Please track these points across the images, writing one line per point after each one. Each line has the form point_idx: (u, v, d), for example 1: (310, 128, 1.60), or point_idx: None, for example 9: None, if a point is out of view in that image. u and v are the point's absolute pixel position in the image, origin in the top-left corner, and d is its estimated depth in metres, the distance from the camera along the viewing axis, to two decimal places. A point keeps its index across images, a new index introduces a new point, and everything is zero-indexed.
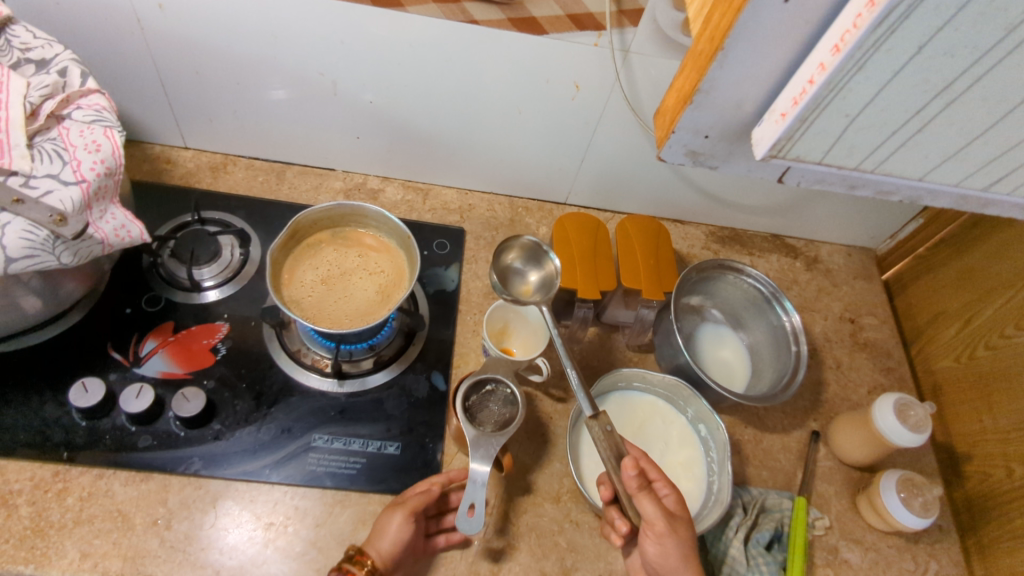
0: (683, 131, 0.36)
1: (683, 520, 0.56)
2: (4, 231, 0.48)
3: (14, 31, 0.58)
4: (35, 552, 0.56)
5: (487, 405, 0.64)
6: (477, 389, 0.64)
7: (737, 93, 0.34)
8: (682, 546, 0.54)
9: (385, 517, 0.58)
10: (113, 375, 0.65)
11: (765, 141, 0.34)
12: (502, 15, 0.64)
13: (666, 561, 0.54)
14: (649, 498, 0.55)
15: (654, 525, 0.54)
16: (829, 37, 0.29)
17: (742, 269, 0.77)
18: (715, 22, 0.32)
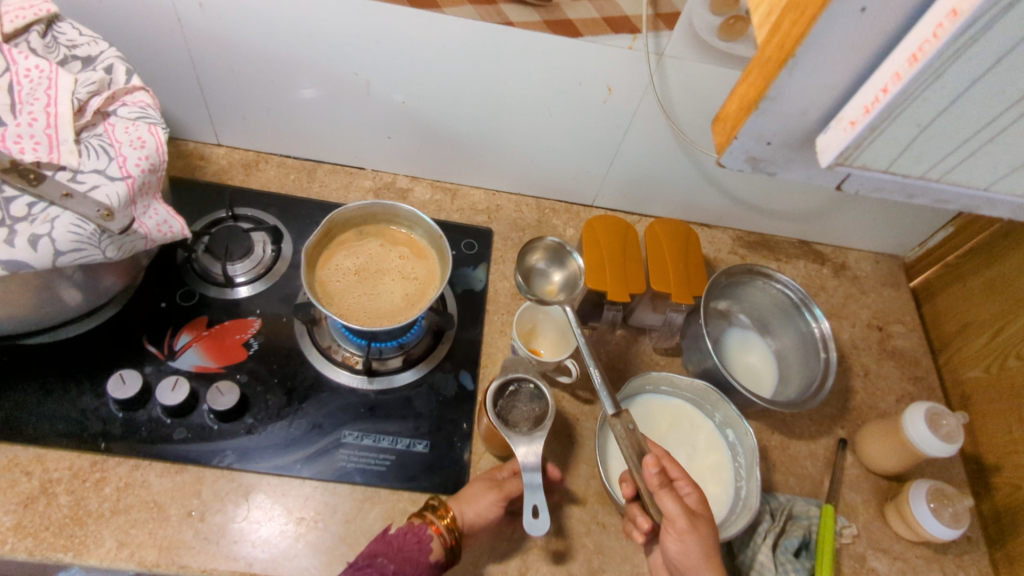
0: (743, 139, 0.34)
1: (705, 520, 0.56)
2: (53, 224, 0.49)
3: (60, 28, 0.59)
4: (75, 540, 0.57)
5: (515, 405, 0.63)
6: (501, 392, 0.63)
7: (804, 104, 0.31)
8: (704, 544, 0.54)
9: (478, 489, 0.61)
10: (148, 367, 0.67)
11: (830, 150, 0.32)
12: (537, 18, 0.64)
13: (687, 559, 0.54)
14: (670, 496, 0.55)
15: (675, 521, 0.54)
16: (906, 45, 0.27)
17: (771, 274, 0.77)
18: (782, 27, 0.30)
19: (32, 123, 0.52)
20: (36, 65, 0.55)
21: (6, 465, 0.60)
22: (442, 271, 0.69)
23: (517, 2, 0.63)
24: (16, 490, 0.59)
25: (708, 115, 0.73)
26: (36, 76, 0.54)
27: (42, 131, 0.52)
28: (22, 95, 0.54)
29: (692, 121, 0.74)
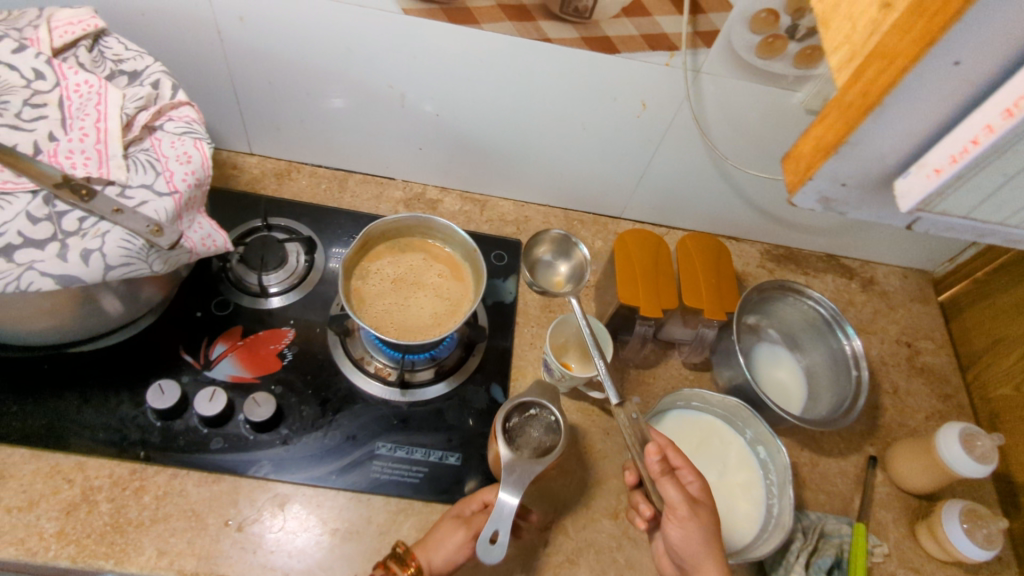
0: (815, 183, 0.31)
1: (706, 506, 0.57)
2: (104, 239, 0.50)
3: (106, 42, 0.60)
4: (115, 548, 0.58)
5: (529, 430, 0.61)
6: (520, 412, 0.62)
7: (884, 150, 0.29)
8: (704, 531, 0.55)
9: (445, 530, 0.59)
10: (185, 377, 0.67)
11: (910, 198, 0.29)
12: (575, 35, 0.64)
13: (688, 545, 0.55)
14: (672, 484, 0.55)
15: (677, 510, 0.55)
16: (1000, 98, 0.25)
17: (803, 290, 0.76)
18: (865, 73, 0.28)
19: (83, 139, 0.53)
20: (85, 80, 0.56)
21: (49, 473, 0.61)
22: (477, 291, 0.69)
23: (556, 19, 0.63)
24: (58, 496, 0.60)
25: (742, 131, 0.73)
26: (86, 91, 0.55)
27: (93, 145, 0.53)
28: (72, 110, 0.55)
29: (725, 137, 0.74)
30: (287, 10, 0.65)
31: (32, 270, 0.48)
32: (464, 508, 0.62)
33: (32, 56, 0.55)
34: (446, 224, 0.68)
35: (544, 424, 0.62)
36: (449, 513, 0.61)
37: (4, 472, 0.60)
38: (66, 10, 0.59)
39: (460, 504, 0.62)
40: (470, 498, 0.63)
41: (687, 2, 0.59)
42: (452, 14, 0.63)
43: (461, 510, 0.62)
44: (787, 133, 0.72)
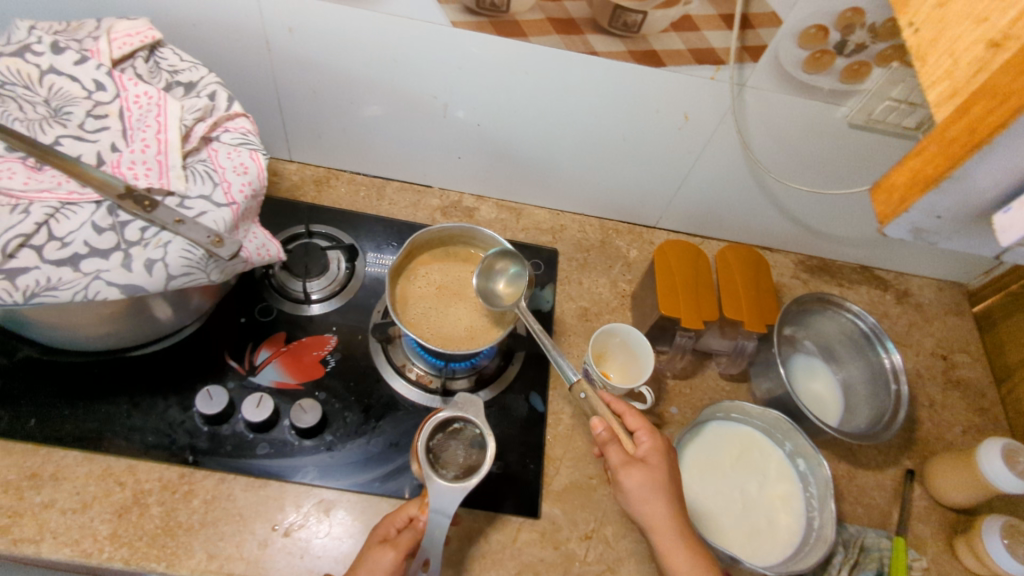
0: (913, 213, 0.29)
1: (659, 463, 0.56)
2: (167, 249, 0.51)
3: (162, 54, 0.61)
4: (167, 550, 0.59)
5: (451, 445, 0.61)
6: (443, 427, 0.61)
7: (989, 183, 0.27)
8: (651, 484, 0.54)
9: (371, 554, 0.53)
10: (231, 383, 0.68)
11: (1011, 232, 0.28)
12: (622, 48, 0.64)
13: (633, 500, 0.54)
14: (615, 448, 0.56)
15: (619, 471, 0.55)
16: None
17: (842, 303, 0.77)
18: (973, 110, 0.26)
19: (145, 149, 0.54)
20: (145, 91, 0.57)
21: (101, 475, 0.62)
22: (518, 306, 0.71)
23: (604, 32, 0.63)
24: (111, 499, 0.61)
25: (783, 144, 0.73)
26: (145, 102, 0.56)
27: (154, 156, 0.54)
28: (132, 121, 0.56)
29: (766, 149, 0.74)
30: (337, 22, 0.65)
31: (100, 279, 0.49)
32: (388, 528, 0.57)
33: (94, 68, 0.56)
34: (492, 236, 0.71)
35: (467, 438, 0.62)
36: (371, 535, 0.56)
37: (59, 474, 0.61)
38: (125, 22, 0.60)
39: (384, 523, 0.57)
40: (394, 515, 0.58)
41: (737, 18, 0.60)
42: (500, 27, 0.64)
43: (385, 529, 0.57)
44: (828, 147, 0.72)
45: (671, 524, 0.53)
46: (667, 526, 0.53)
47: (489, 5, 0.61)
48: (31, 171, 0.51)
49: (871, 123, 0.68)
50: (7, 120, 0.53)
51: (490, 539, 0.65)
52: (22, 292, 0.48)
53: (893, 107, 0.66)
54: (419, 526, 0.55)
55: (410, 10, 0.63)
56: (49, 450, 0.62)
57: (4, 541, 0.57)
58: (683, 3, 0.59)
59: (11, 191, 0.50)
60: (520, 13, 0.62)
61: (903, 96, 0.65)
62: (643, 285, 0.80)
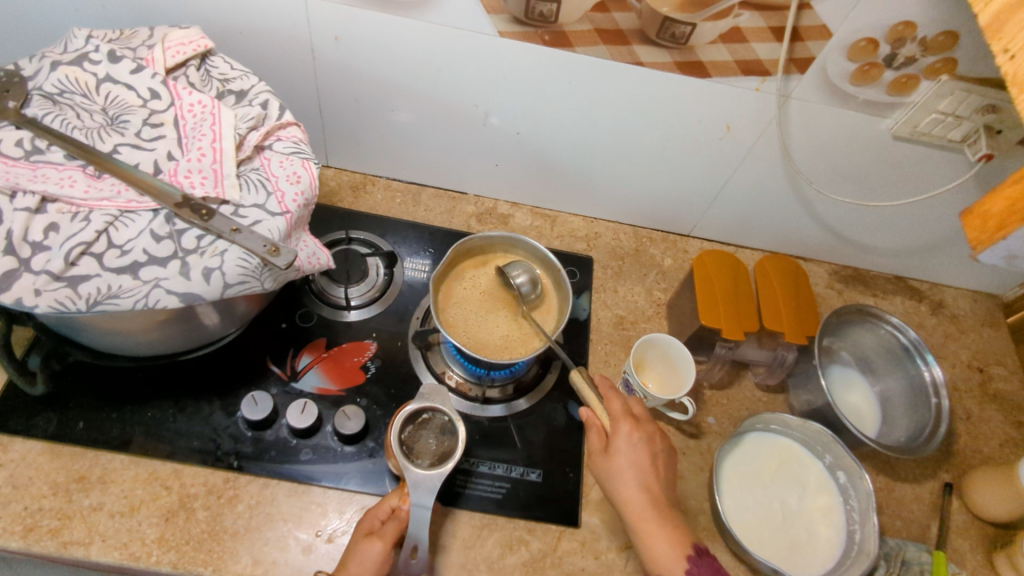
0: (1014, 240, 0.30)
1: (631, 441, 0.60)
2: (223, 258, 0.51)
3: (214, 62, 0.61)
4: (213, 555, 0.60)
5: (423, 436, 0.62)
6: (411, 419, 0.63)
7: None
8: (620, 464, 0.59)
9: (359, 548, 0.56)
10: (274, 388, 0.69)
11: None
12: (669, 59, 0.64)
13: (606, 478, 0.60)
14: (594, 433, 0.62)
15: (595, 454, 0.61)
16: None
17: (883, 316, 0.77)
18: None
19: (200, 158, 0.55)
20: (199, 100, 0.57)
21: (147, 479, 0.63)
22: (559, 317, 0.72)
23: (651, 43, 0.63)
24: (158, 503, 0.62)
25: (825, 155, 0.73)
26: (199, 111, 0.57)
27: (209, 165, 0.55)
28: (187, 129, 0.56)
29: (807, 159, 0.74)
30: (384, 32, 0.66)
31: (159, 287, 0.49)
32: (372, 521, 0.59)
33: (149, 76, 0.57)
34: (535, 245, 0.71)
35: (436, 426, 0.63)
36: (358, 529, 0.59)
37: (106, 477, 0.62)
38: (178, 30, 0.60)
39: (368, 517, 0.59)
40: (376, 508, 0.60)
41: (787, 30, 0.59)
42: (547, 37, 0.64)
43: (369, 523, 0.59)
44: (870, 158, 0.72)
45: (637, 499, 0.57)
46: (633, 500, 0.57)
47: (537, 16, 0.62)
48: (91, 179, 0.52)
49: (916, 136, 0.68)
50: (66, 128, 0.54)
51: (531, 547, 0.65)
52: (84, 299, 0.48)
53: (940, 119, 0.65)
54: (402, 516, 0.58)
55: (458, 20, 0.63)
56: (97, 453, 0.63)
57: (55, 544, 0.58)
58: (732, 15, 0.59)
59: (72, 200, 0.51)
60: (568, 24, 0.62)
61: (951, 109, 0.64)
62: (680, 294, 0.80)
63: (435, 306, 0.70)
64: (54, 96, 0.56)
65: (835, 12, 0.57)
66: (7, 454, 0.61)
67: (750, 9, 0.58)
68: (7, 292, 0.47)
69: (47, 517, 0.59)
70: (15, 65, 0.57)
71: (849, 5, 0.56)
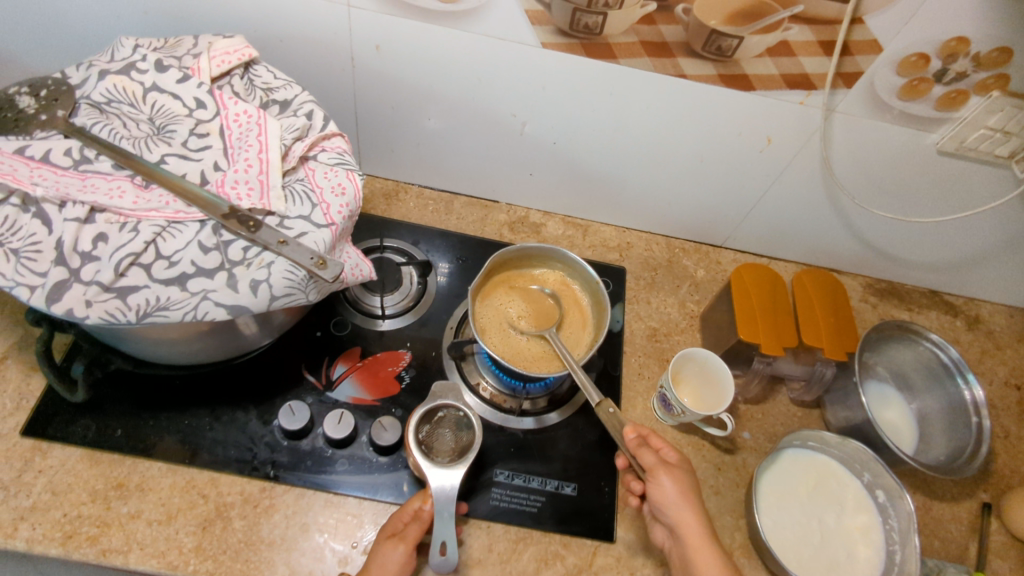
0: None
1: (685, 471, 0.60)
2: (270, 270, 0.51)
3: (257, 71, 0.61)
4: (251, 565, 0.60)
5: (440, 433, 0.64)
6: (428, 418, 0.64)
7: None
8: (681, 486, 0.58)
9: (381, 550, 0.56)
10: (310, 397, 0.69)
11: None
12: (713, 71, 0.63)
13: (666, 497, 0.57)
14: (647, 451, 0.59)
15: (654, 472, 0.58)
16: None
17: (922, 332, 0.76)
18: None
19: (247, 169, 0.54)
20: (244, 110, 0.57)
21: (185, 487, 0.63)
22: (597, 333, 0.71)
23: (696, 56, 0.62)
24: (195, 511, 0.61)
25: (867, 169, 0.72)
26: (245, 121, 0.57)
27: (256, 176, 0.54)
28: (233, 139, 0.56)
29: (848, 173, 0.73)
30: (426, 42, 0.65)
31: (208, 299, 0.49)
32: (395, 523, 0.59)
33: (195, 86, 0.57)
34: (577, 258, 0.72)
35: (450, 421, 0.65)
36: (382, 532, 0.58)
37: (144, 485, 0.62)
38: (223, 39, 0.60)
39: (391, 519, 0.59)
40: (399, 511, 0.60)
41: (837, 45, 0.59)
42: (591, 49, 0.63)
43: (393, 525, 0.59)
44: (913, 174, 0.71)
45: (698, 522, 0.56)
46: (695, 523, 0.56)
47: (583, 28, 0.61)
48: (139, 190, 0.52)
49: (962, 151, 0.67)
50: (114, 138, 0.54)
51: (566, 562, 0.64)
52: (134, 311, 0.48)
53: (988, 135, 0.64)
54: (424, 517, 0.58)
55: (501, 31, 0.62)
56: (135, 460, 0.63)
57: (94, 551, 0.58)
58: (782, 29, 0.58)
59: (121, 210, 0.50)
60: (612, 36, 0.61)
61: (1000, 125, 0.63)
62: (715, 307, 0.79)
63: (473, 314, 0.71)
64: (102, 105, 0.56)
65: (887, 27, 0.57)
66: (46, 460, 0.62)
67: (800, 23, 0.57)
68: (58, 302, 0.47)
69: (86, 524, 0.59)
70: (62, 73, 0.58)
71: (902, 20, 0.56)
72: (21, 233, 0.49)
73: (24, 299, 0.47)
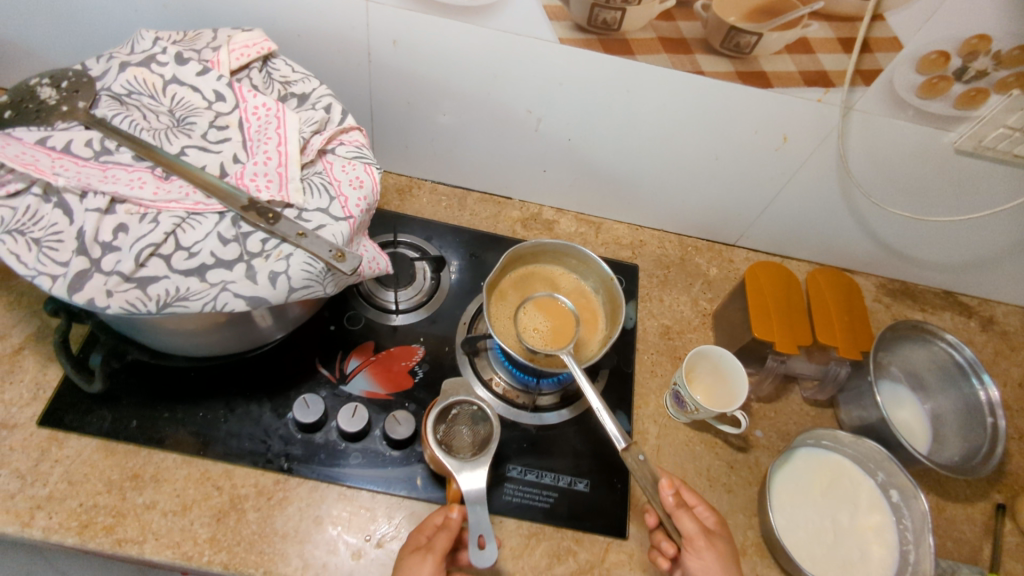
0: None
1: (724, 540, 0.58)
2: (289, 262, 0.51)
3: (275, 64, 0.61)
4: (265, 556, 0.60)
5: (457, 430, 0.64)
6: (444, 418, 0.65)
7: None
8: (721, 559, 0.56)
9: (409, 565, 0.53)
10: (324, 391, 0.69)
11: None
12: (730, 68, 0.63)
13: (707, 570, 0.55)
14: (688, 516, 0.57)
15: (694, 540, 0.56)
16: None
17: (937, 332, 0.76)
18: None
19: (267, 162, 0.55)
20: (263, 103, 0.57)
21: (199, 478, 0.63)
22: (610, 329, 0.72)
23: (713, 53, 0.62)
24: (209, 503, 0.62)
25: (883, 168, 0.72)
26: (264, 114, 0.57)
27: (275, 169, 0.55)
28: (251, 132, 0.56)
29: (864, 171, 0.73)
30: (444, 38, 0.65)
31: (227, 290, 0.49)
32: (419, 537, 0.57)
33: (215, 78, 0.57)
34: (592, 255, 0.71)
35: (465, 418, 0.65)
36: (404, 548, 0.56)
37: (159, 476, 0.62)
38: (242, 33, 0.61)
39: (414, 534, 0.57)
40: (421, 526, 0.58)
41: (857, 42, 0.58)
42: (609, 45, 0.63)
43: (416, 540, 0.56)
44: (930, 173, 0.71)
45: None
46: None
47: (601, 24, 0.61)
48: (159, 181, 0.52)
49: (980, 150, 0.67)
50: (134, 129, 0.55)
51: (579, 558, 0.64)
52: (154, 301, 0.48)
53: (1007, 134, 0.64)
54: (452, 525, 0.56)
55: (520, 27, 0.63)
56: (150, 451, 0.63)
57: (110, 541, 0.58)
58: (802, 26, 0.58)
59: (141, 201, 0.51)
60: (630, 32, 0.61)
61: (1020, 124, 0.63)
62: (728, 305, 0.79)
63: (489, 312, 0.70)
64: (122, 97, 0.56)
65: (909, 24, 0.56)
66: (62, 450, 0.62)
67: (820, 20, 0.57)
68: (79, 292, 0.47)
69: (102, 514, 0.59)
70: (83, 65, 0.58)
71: (923, 18, 0.56)
72: (42, 223, 0.49)
73: (46, 289, 0.47)
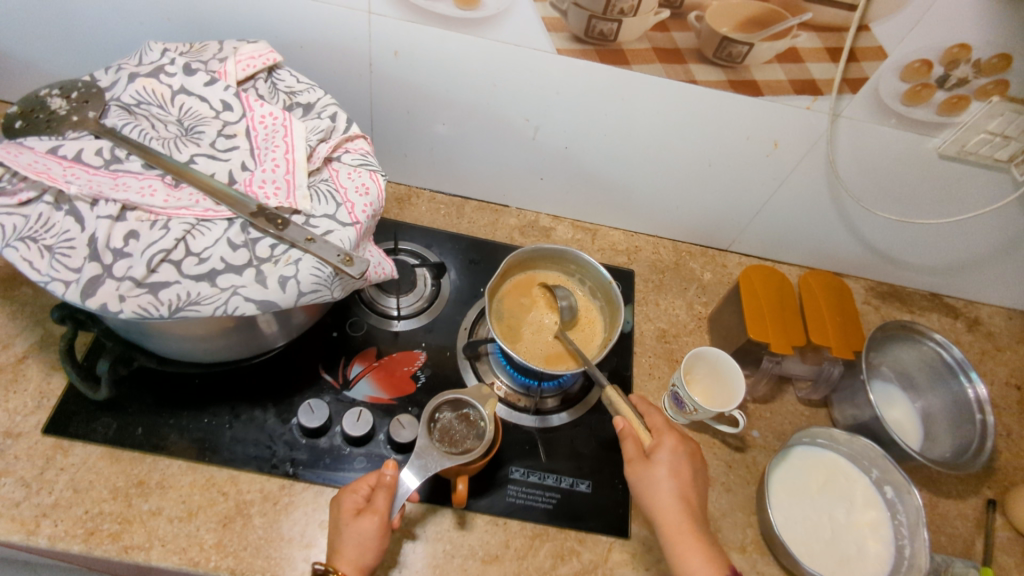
0: None
1: (669, 460, 0.59)
2: (298, 267, 0.52)
3: (281, 75, 0.63)
4: (271, 561, 0.60)
5: (455, 425, 0.64)
6: (455, 408, 0.66)
7: None
8: (657, 474, 0.58)
9: (351, 529, 0.55)
10: (327, 396, 0.70)
11: None
12: (722, 77, 0.65)
13: (644, 487, 0.58)
14: (631, 442, 0.61)
15: (632, 463, 0.60)
16: None
17: (925, 332, 0.78)
18: None
19: (275, 169, 0.56)
20: (270, 112, 0.58)
21: (205, 484, 0.63)
22: (610, 330, 0.73)
23: (707, 62, 0.64)
24: (215, 508, 0.62)
25: (871, 174, 0.74)
26: (271, 122, 0.58)
27: (283, 176, 0.56)
28: (259, 141, 0.58)
29: (853, 176, 0.75)
30: (444, 48, 0.67)
31: (238, 295, 0.50)
32: (356, 498, 0.57)
33: (222, 88, 0.58)
34: (589, 259, 0.73)
35: (472, 422, 0.65)
36: (343, 510, 0.56)
37: (164, 483, 0.62)
38: (248, 44, 0.62)
39: (351, 495, 0.57)
40: (355, 485, 0.58)
41: (844, 51, 0.61)
42: (605, 55, 0.65)
43: (354, 500, 0.57)
44: (914, 178, 0.73)
45: (679, 516, 0.56)
46: (673, 510, 0.56)
47: (597, 35, 0.63)
48: (169, 189, 0.53)
49: (963, 155, 0.69)
50: (144, 138, 0.56)
51: (583, 558, 0.65)
52: (165, 306, 0.49)
53: (989, 139, 0.67)
54: (390, 483, 0.57)
55: (517, 38, 0.64)
56: (154, 458, 0.64)
57: (115, 548, 0.58)
58: (791, 36, 0.60)
59: (152, 208, 0.51)
60: (627, 42, 0.63)
61: (1000, 130, 0.66)
62: (722, 309, 0.81)
63: (494, 319, 0.72)
64: (131, 107, 0.57)
65: (893, 34, 0.58)
66: (67, 459, 0.62)
67: (808, 30, 0.59)
68: (93, 297, 0.48)
69: (107, 521, 0.59)
70: (91, 76, 0.59)
71: (907, 27, 0.58)
72: (54, 231, 0.49)
73: (59, 294, 0.48)
